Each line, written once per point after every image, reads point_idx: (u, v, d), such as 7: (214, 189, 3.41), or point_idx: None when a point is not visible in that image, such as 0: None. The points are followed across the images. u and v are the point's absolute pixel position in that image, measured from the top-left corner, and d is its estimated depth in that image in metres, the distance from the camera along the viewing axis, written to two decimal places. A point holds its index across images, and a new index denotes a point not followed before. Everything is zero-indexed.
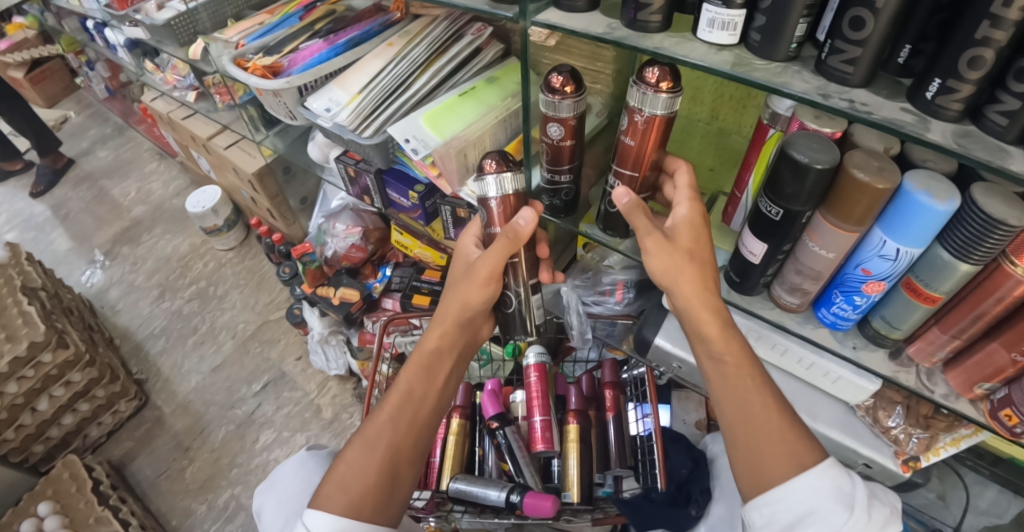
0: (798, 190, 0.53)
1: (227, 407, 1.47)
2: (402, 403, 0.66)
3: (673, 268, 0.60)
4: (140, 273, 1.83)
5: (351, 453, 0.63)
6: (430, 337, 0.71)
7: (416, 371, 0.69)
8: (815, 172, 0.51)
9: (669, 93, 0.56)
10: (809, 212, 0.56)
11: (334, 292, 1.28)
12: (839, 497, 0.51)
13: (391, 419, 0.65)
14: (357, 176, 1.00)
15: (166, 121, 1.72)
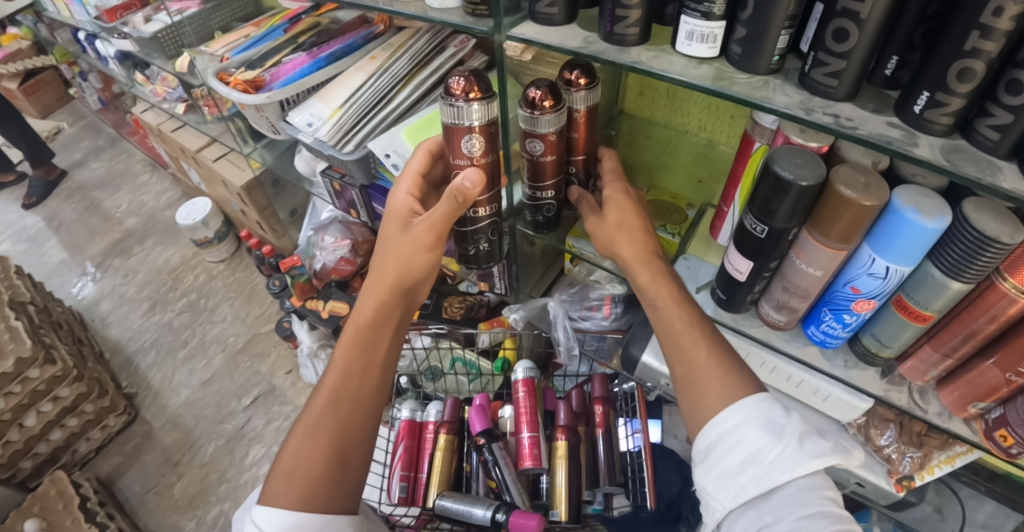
0: (783, 207, 0.52)
1: (217, 421, 1.45)
2: (341, 380, 0.61)
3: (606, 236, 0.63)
4: (130, 285, 1.82)
5: (291, 447, 0.58)
6: (363, 309, 0.65)
7: (352, 344, 0.63)
8: (799, 189, 0.49)
9: (586, 88, 0.60)
10: (795, 229, 0.54)
11: (323, 306, 1.26)
12: (766, 424, 0.48)
13: (331, 401, 0.60)
14: (343, 190, 0.98)
15: (156, 132, 1.71)
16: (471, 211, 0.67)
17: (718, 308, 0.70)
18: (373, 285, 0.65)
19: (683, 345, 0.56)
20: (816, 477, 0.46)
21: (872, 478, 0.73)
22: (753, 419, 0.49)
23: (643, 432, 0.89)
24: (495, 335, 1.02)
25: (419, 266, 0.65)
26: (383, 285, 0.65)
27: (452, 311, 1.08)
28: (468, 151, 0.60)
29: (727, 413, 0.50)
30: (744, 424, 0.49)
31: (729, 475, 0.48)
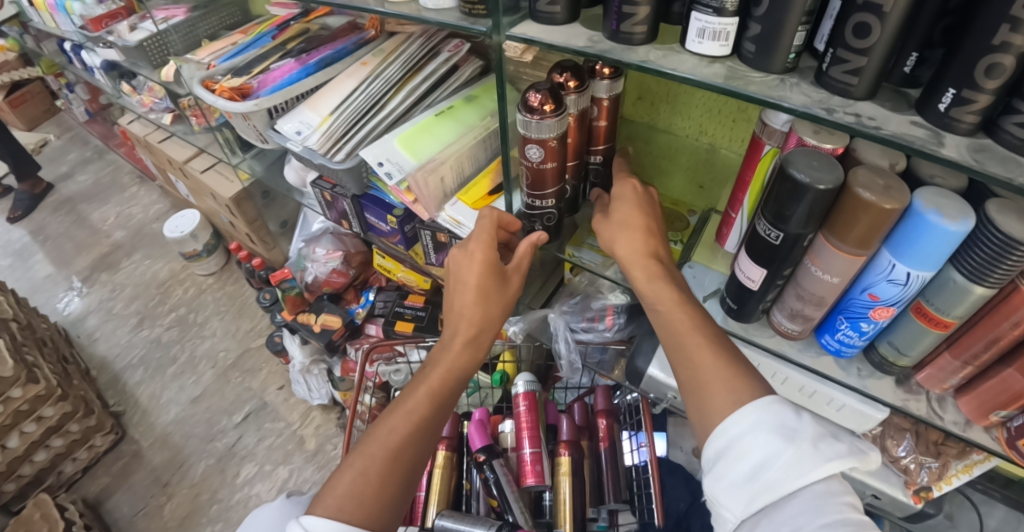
0: (797, 211, 0.50)
1: (207, 440, 1.41)
2: (428, 412, 0.60)
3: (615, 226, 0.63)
4: (118, 300, 1.77)
5: (365, 462, 0.55)
6: (459, 357, 0.64)
7: (439, 382, 0.63)
8: (815, 192, 0.48)
9: (577, 92, 0.58)
10: (811, 234, 0.52)
11: (315, 319, 1.22)
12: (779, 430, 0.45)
13: (415, 429, 0.59)
14: (334, 200, 0.95)
15: (143, 143, 1.67)
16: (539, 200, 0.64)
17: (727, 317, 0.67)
18: (460, 339, 0.64)
19: (679, 348, 0.54)
20: (833, 482, 0.44)
21: (888, 491, 0.72)
22: (764, 420, 0.46)
23: (650, 446, 0.83)
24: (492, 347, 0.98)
25: (492, 324, 0.66)
26: (473, 342, 0.65)
27: None
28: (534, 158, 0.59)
29: (736, 417, 0.48)
30: (757, 427, 0.46)
31: (739, 481, 0.45)
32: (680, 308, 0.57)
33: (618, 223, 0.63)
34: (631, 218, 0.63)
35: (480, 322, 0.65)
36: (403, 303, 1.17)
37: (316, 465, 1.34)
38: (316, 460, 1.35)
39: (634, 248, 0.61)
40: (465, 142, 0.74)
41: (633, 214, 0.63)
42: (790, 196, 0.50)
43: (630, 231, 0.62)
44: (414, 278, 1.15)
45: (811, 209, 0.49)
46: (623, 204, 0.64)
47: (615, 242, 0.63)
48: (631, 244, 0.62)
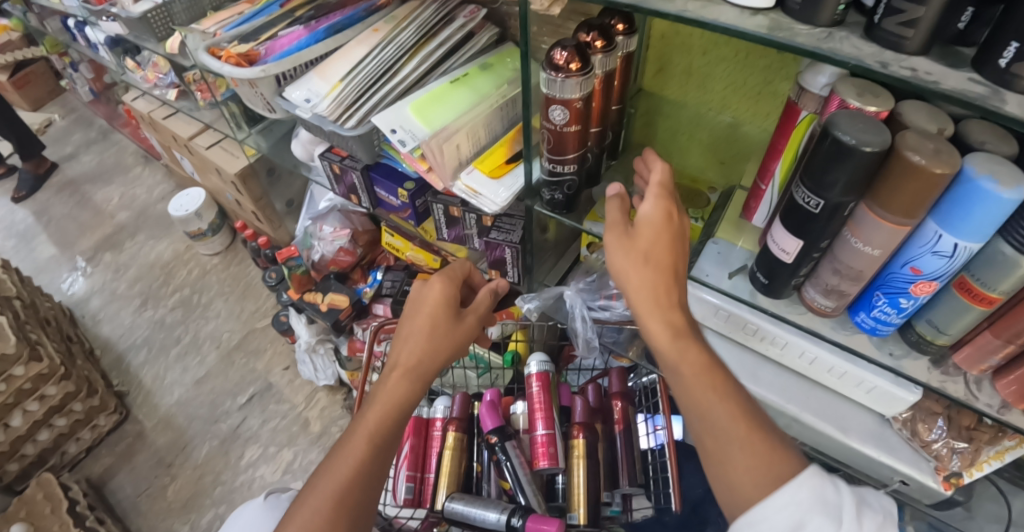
0: (841, 176, 0.47)
1: (211, 421, 1.39)
2: (374, 441, 0.58)
3: (626, 270, 0.53)
4: (122, 281, 1.75)
5: (309, 515, 0.52)
6: (398, 388, 0.61)
7: (384, 410, 0.60)
8: (862, 154, 0.44)
9: (603, 52, 0.55)
10: (853, 203, 0.49)
11: (322, 298, 1.21)
12: (825, 509, 0.40)
13: (361, 460, 0.56)
14: (342, 174, 0.92)
15: (148, 121, 1.65)
16: (558, 166, 0.60)
17: (755, 292, 0.64)
18: (400, 369, 0.62)
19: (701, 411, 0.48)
20: None
21: (918, 477, 0.66)
22: (812, 501, 0.41)
23: (667, 430, 0.81)
24: (504, 328, 0.97)
25: (439, 352, 0.64)
26: (416, 370, 0.63)
27: None
28: (556, 121, 0.56)
29: (777, 495, 0.42)
30: (806, 508, 0.40)
31: None
32: (708, 375, 0.49)
33: (630, 258, 0.53)
34: (655, 250, 0.53)
35: (426, 355, 0.63)
36: (412, 282, 1.14)
37: (321, 447, 1.32)
38: (321, 442, 1.33)
39: (648, 300, 0.52)
40: (481, 110, 0.71)
41: (660, 247, 0.53)
42: (833, 159, 0.46)
43: (647, 270, 0.52)
44: (423, 256, 1.12)
45: (855, 175, 0.46)
46: (645, 234, 0.53)
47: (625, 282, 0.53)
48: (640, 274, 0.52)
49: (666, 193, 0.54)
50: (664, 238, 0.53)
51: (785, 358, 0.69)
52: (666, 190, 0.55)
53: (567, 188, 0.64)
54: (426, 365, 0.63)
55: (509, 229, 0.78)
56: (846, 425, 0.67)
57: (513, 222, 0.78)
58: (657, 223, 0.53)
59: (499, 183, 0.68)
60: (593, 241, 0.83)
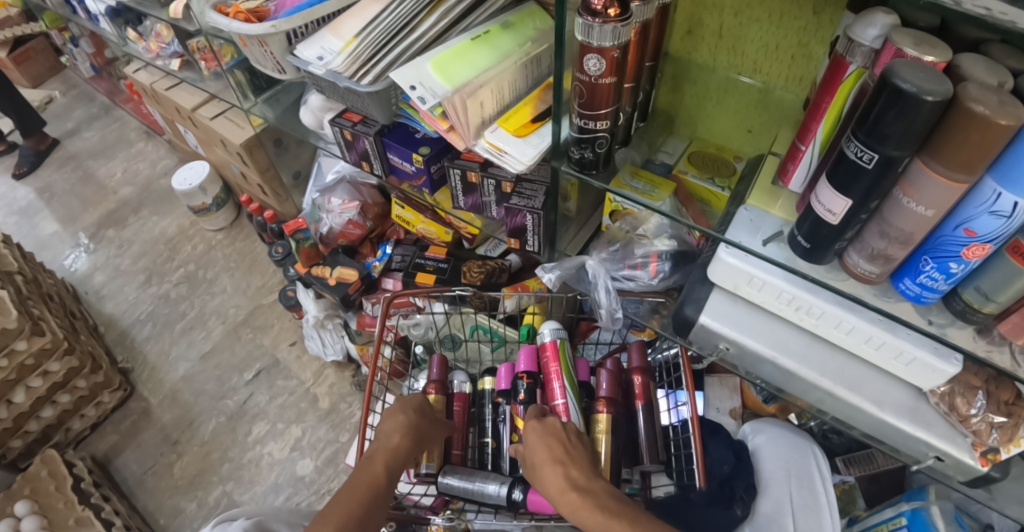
0: (899, 130, 0.42)
1: (217, 398, 1.38)
2: (382, 488, 0.67)
3: (535, 441, 0.70)
4: (126, 257, 1.72)
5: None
6: (391, 439, 0.72)
7: (390, 462, 0.70)
8: (924, 105, 0.40)
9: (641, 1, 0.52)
10: (908, 159, 0.45)
11: (331, 273, 1.19)
12: None
13: (371, 504, 0.65)
14: (354, 140, 0.88)
15: (150, 93, 1.60)
16: (588, 122, 0.57)
17: (794, 257, 0.61)
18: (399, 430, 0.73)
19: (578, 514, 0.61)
20: None
21: (952, 452, 0.63)
22: None
23: (691, 405, 0.78)
24: (520, 299, 0.97)
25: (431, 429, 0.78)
26: (416, 436, 0.74)
27: (471, 276, 1.02)
28: (590, 72, 0.52)
29: None
30: None
31: None
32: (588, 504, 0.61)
33: (535, 472, 0.68)
34: (545, 460, 0.67)
35: (421, 430, 0.76)
36: (424, 254, 1.11)
37: (330, 424, 1.31)
38: (330, 419, 1.31)
39: (555, 478, 0.65)
40: (505, 67, 0.67)
41: (538, 452, 0.69)
42: (893, 112, 0.41)
43: (551, 468, 0.66)
44: (434, 229, 1.10)
45: (913, 128, 0.42)
46: (532, 449, 0.70)
47: (538, 462, 0.68)
48: (554, 480, 0.65)
49: (553, 443, 0.69)
50: (544, 448, 0.68)
51: (818, 328, 0.66)
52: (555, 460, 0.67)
53: (598, 147, 0.61)
54: (419, 435, 0.75)
55: (530, 195, 0.75)
56: (880, 397, 0.65)
57: (535, 188, 0.76)
58: (536, 432, 0.71)
59: (525, 142, 0.65)
60: (615, 210, 0.80)
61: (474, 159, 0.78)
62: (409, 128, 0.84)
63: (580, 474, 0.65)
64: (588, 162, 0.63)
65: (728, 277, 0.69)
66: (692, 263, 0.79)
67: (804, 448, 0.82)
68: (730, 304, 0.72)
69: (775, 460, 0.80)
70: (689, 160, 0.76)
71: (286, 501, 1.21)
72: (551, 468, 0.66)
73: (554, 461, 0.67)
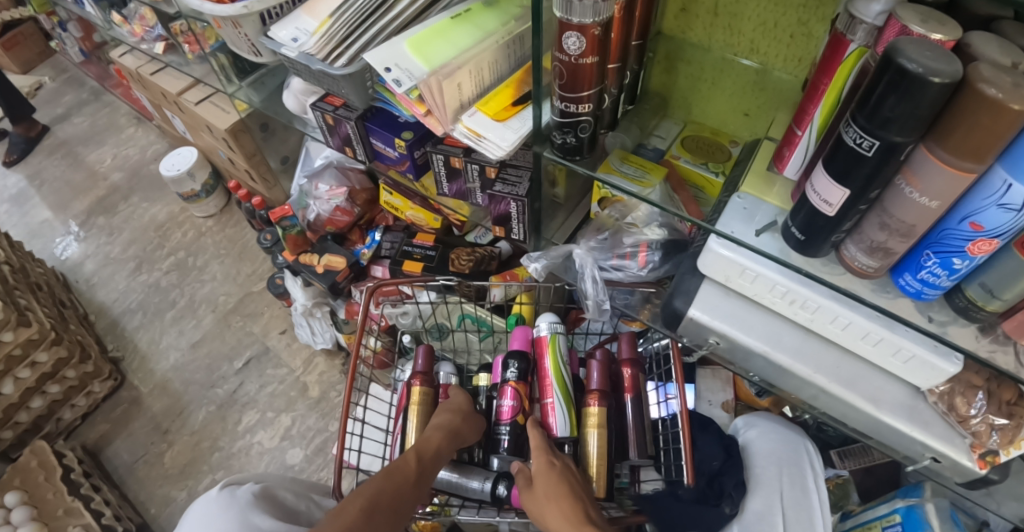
0: (901, 114, 0.39)
1: (207, 386, 1.37)
2: (416, 478, 0.67)
3: (546, 472, 0.69)
4: (116, 244, 1.70)
5: (363, 499, 0.61)
6: (432, 436, 0.73)
7: (428, 453, 0.70)
8: (929, 87, 0.37)
9: None
10: (911, 145, 0.41)
11: (319, 260, 1.17)
12: None
13: (405, 487, 0.65)
14: (336, 125, 0.84)
15: (136, 77, 1.56)
16: (572, 106, 0.54)
17: (789, 250, 0.58)
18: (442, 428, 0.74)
19: None
20: None
21: (950, 452, 0.60)
22: None
23: (680, 398, 0.75)
24: (508, 289, 0.95)
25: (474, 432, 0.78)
26: (456, 435, 0.75)
27: (460, 264, 1.00)
28: (572, 52, 0.49)
29: None
30: None
31: None
32: None
33: (546, 499, 0.65)
34: (553, 492, 0.66)
35: (461, 430, 0.76)
36: (412, 241, 1.09)
37: (319, 413, 1.30)
38: (320, 408, 1.30)
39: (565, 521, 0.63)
40: (485, 47, 0.63)
41: (551, 484, 0.67)
42: (896, 95, 0.38)
43: (556, 504, 0.65)
44: (424, 216, 1.07)
45: (919, 112, 0.38)
46: (542, 478, 0.68)
47: (546, 506, 0.65)
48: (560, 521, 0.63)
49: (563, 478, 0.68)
50: (563, 485, 0.67)
51: (812, 323, 0.63)
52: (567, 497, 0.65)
53: (584, 131, 0.57)
54: (457, 437, 0.75)
55: (514, 182, 0.72)
56: (876, 395, 0.62)
57: (519, 174, 0.72)
58: (546, 462, 0.70)
59: (505, 126, 0.61)
60: (604, 197, 0.77)
61: (457, 144, 0.75)
62: (390, 112, 0.81)
63: (597, 517, 0.65)
64: (573, 146, 0.59)
65: (717, 271, 0.66)
66: (682, 253, 0.76)
67: (797, 444, 0.80)
68: (722, 297, 0.69)
69: (768, 456, 0.78)
70: (683, 145, 0.74)
71: None
72: (556, 506, 0.65)
73: (573, 498, 0.66)
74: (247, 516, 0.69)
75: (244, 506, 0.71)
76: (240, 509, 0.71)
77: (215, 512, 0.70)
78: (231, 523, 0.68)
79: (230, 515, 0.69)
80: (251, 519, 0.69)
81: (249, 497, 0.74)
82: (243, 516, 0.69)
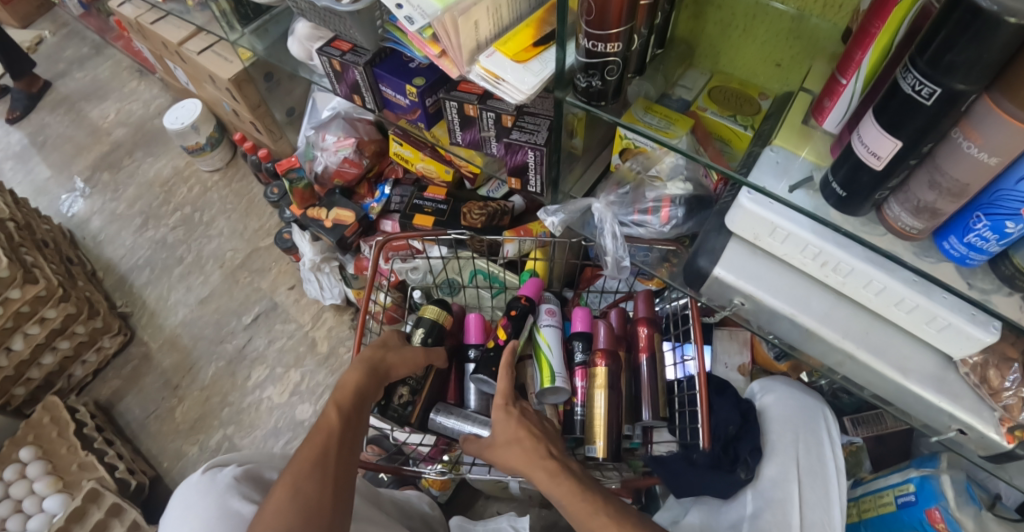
0: (970, 57, 0.34)
1: (216, 342, 1.37)
2: (341, 428, 0.64)
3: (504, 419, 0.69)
4: (121, 201, 1.68)
5: (293, 478, 0.58)
6: (347, 380, 0.70)
7: (349, 399, 0.68)
8: (1004, 27, 0.32)
9: None
10: (975, 96, 0.37)
11: (326, 215, 1.14)
12: None
13: (331, 442, 0.62)
14: (344, 72, 0.80)
15: (135, 27, 1.49)
16: (595, 44, 0.49)
17: (828, 207, 0.54)
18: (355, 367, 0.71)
19: (543, 479, 0.62)
20: None
21: (977, 426, 0.58)
22: None
23: (699, 360, 0.74)
24: (523, 244, 0.93)
25: (405, 368, 0.75)
26: (373, 370, 0.72)
27: (471, 218, 0.97)
28: None
29: None
30: None
31: None
32: (558, 479, 0.61)
33: (513, 441, 0.66)
34: (512, 437, 0.66)
35: (376, 361, 0.73)
36: (422, 195, 1.05)
37: (329, 368, 1.30)
38: (329, 363, 1.31)
39: (525, 458, 0.64)
40: None
41: (510, 428, 0.67)
42: (965, 37, 0.34)
43: (516, 444, 0.66)
44: (434, 168, 1.04)
45: (988, 56, 0.34)
46: (501, 425, 0.68)
47: (509, 453, 0.66)
48: (522, 457, 0.64)
49: (522, 417, 0.69)
50: (521, 428, 0.67)
51: (842, 286, 0.60)
52: (529, 434, 0.66)
53: (607, 75, 0.53)
54: (378, 373, 0.73)
55: (532, 130, 0.68)
56: (903, 364, 0.60)
57: (538, 122, 0.69)
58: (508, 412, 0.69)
59: (525, 69, 0.57)
60: (626, 148, 0.74)
61: (472, 90, 0.71)
62: (402, 57, 0.77)
63: (558, 451, 0.65)
64: (596, 91, 0.55)
65: (745, 230, 0.64)
66: (708, 209, 0.73)
67: (814, 411, 0.79)
68: (749, 256, 0.66)
69: (783, 422, 0.77)
70: (710, 96, 0.69)
71: (286, 445, 1.21)
72: (516, 447, 0.65)
73: (532, 437, 0.66)
74: (227, 500, 0.65)
75: (225, 490, 0.66)
76: (219, 494, 0.65)
77: (193, 502, 0.65)
78: (209, 510, 0.63)
79: (208, 500, 0.65)
80: (230, 504, 0.64)
81: (229, 480, 0.68)
82: (221, 503, 0.64)
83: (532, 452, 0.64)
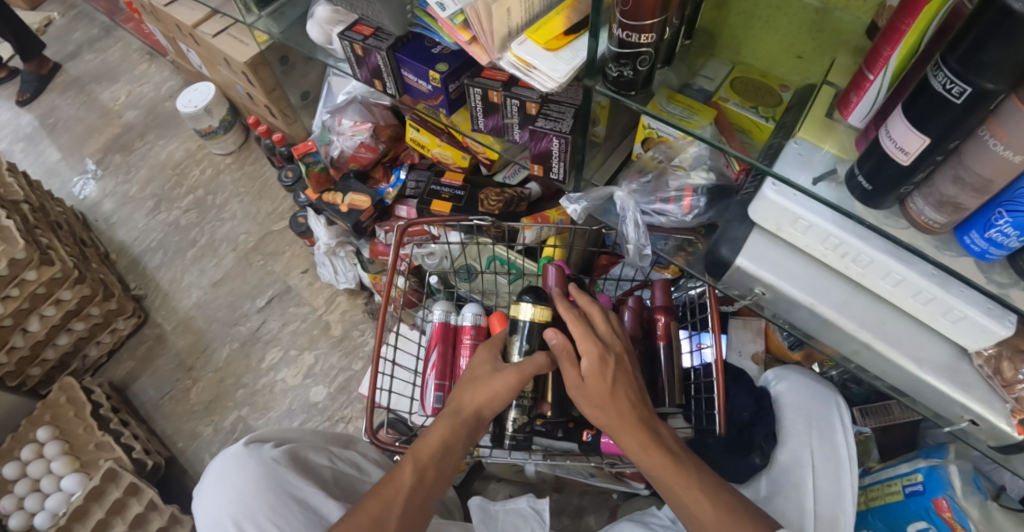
0: (1002, 57, 0.35)
1: (230, 324, 1.39)
2: (412, 488, 0.63)
3: (594, 372, 0.64)
4: (133, 184, 1.69)
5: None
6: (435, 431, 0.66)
7: (430, 456, 0.65)
8: None
9: None
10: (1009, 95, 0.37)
11: (342, 199, 1.16)
12: None
13: (396, 502, 0.61)
14: (365, 56, 0.80)
15: (147, 8, 1.48)
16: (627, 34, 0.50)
17: (851, 199, 0.55)
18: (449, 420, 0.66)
19: (635, 448, 0.62)
20: None
21: (989, 417, 0.59)
22: None
23: (716, 348, 0.74)
24: (541, 231, 0.95)
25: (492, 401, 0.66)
26: (466, 426, 0.67)
27: (489, 204, 0.98)
28: None
29: None
30: None
31: None
32: (655, 452, 0.62)
33: (605, 401, 0.63)
34: (608, 391, 0.64)
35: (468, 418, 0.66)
36: (440, 181, 1.06)
37: (342, 351, 1.32)
38: (342, 345, 1.32)
39: (618, 422, 0.63)
40: None
41: (601, 384, 0.64)
42: (998, 37, 0.35)
43: (608, 404, 0.63)
44: (451, 154, 1.05)
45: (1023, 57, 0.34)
46: (592, 377, 0.64)
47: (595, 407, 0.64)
48: (614, 419, 0.63)
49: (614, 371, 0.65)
50: (617, 391, 0.64)
51: (861, 277, 0.61)
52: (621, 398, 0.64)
53: (637, 65, 0.54)
54: (470, 423, 0.67)
55: (557, 118, 0.69)
56: (917, 354, 0.61)
57: (562, 109, 0.69)
58: (602, 363, 0.64)
59: (556, 57, 0.58)
60: (649, 137, 0.75)
61: (496, 76, 0.71)
62: (424, 42, 0.77)
63: (649, 415, 0.65)
64: (624, 80, 0.56)
65: (767, 220, 0.64)
66: (729, 199, 0.74)
67: (827, 399, 0.80)
68: (770, 247, 0.67)
69: (796, 410, 0.78)
70: (732, 87, 0.69)
71: (300, 426, 1.23)
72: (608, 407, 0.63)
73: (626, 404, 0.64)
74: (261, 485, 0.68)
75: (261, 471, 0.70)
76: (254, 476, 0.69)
77: (234, 474, 0.69)
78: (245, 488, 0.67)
79: (244, 477, 0.69)
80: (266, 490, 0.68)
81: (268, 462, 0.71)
82: (254, 486, 0.68)
83: (634, 426, 0.63)
